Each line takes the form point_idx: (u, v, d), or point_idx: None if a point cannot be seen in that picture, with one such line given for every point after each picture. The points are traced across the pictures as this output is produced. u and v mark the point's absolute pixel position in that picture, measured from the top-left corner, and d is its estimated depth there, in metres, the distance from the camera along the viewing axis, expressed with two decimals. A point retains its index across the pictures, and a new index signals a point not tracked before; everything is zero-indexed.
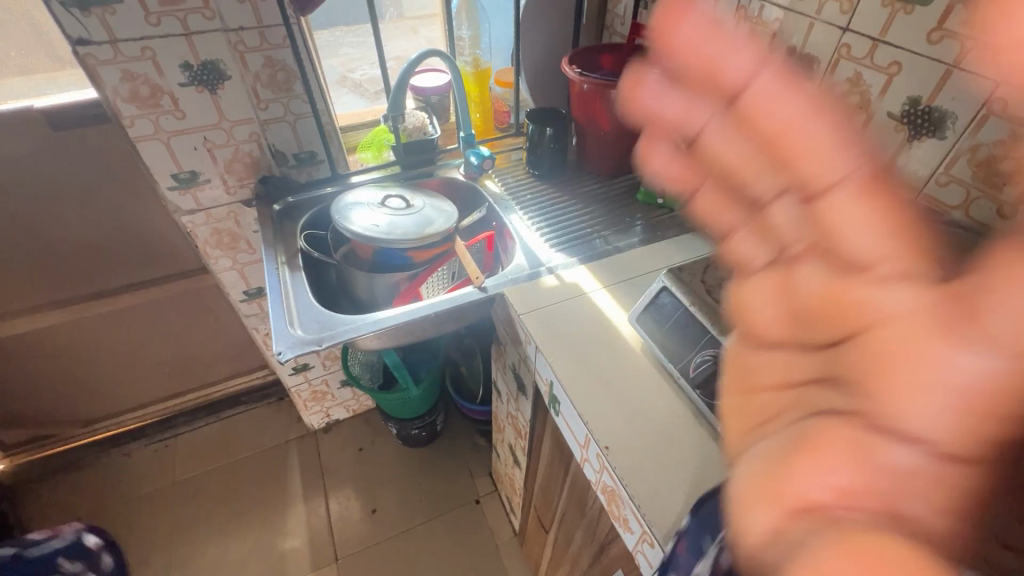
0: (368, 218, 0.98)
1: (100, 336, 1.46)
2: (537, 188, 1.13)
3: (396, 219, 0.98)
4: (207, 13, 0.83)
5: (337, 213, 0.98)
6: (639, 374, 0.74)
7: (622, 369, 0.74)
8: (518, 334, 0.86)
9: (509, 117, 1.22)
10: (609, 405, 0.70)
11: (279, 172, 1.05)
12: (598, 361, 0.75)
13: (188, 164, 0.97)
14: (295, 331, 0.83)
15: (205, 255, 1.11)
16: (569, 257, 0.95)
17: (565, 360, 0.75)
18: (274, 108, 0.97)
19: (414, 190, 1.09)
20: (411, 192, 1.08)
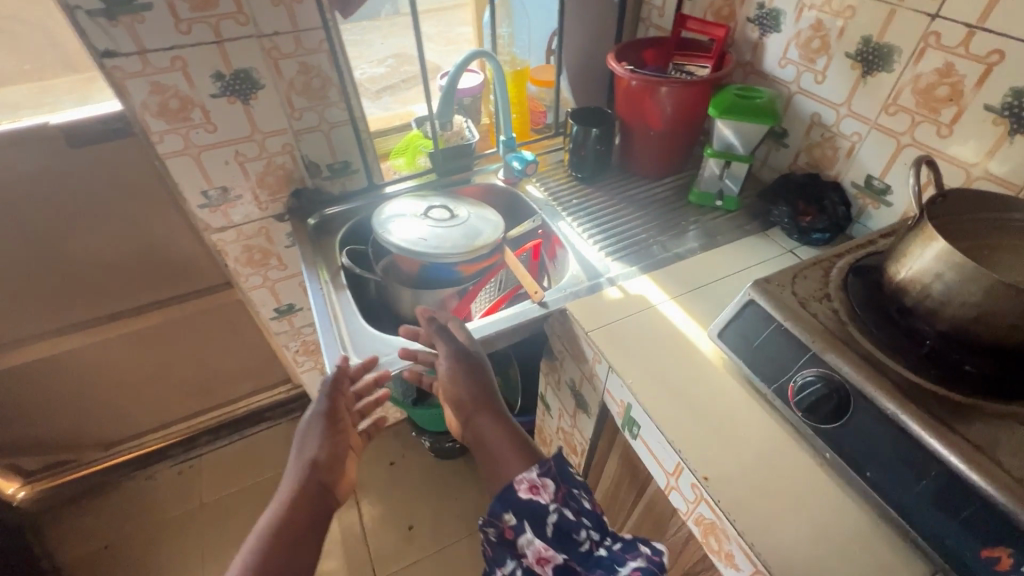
0: (411, 231, 0.92)
1: (121, 358, 1.40)
2: (582, 192, 1.07)
3: (441, 231, 0.92)
4: (240, 18, 0.77)
5: (379, 226, 0.92)
6: (725, 394, 0.69)
7: (707, 388, 0.69)
8: (584, 351, 0.81)
9: (545, 116, 1.17)
10: (699, 430, 0.65)
11: (312, 185, 1.00)
12: (679, 380, 0.70)
13: (219, 180, 0.91)
14: (349, 359, 0.78)
15: (235, 273, 1.06)
16: (628, 267, 0.90)
17: (643, 381, 0.70)
18: (308, 117, 0.91)
19: (455, 198, 1.03)
20: (452, 201, 1.02)
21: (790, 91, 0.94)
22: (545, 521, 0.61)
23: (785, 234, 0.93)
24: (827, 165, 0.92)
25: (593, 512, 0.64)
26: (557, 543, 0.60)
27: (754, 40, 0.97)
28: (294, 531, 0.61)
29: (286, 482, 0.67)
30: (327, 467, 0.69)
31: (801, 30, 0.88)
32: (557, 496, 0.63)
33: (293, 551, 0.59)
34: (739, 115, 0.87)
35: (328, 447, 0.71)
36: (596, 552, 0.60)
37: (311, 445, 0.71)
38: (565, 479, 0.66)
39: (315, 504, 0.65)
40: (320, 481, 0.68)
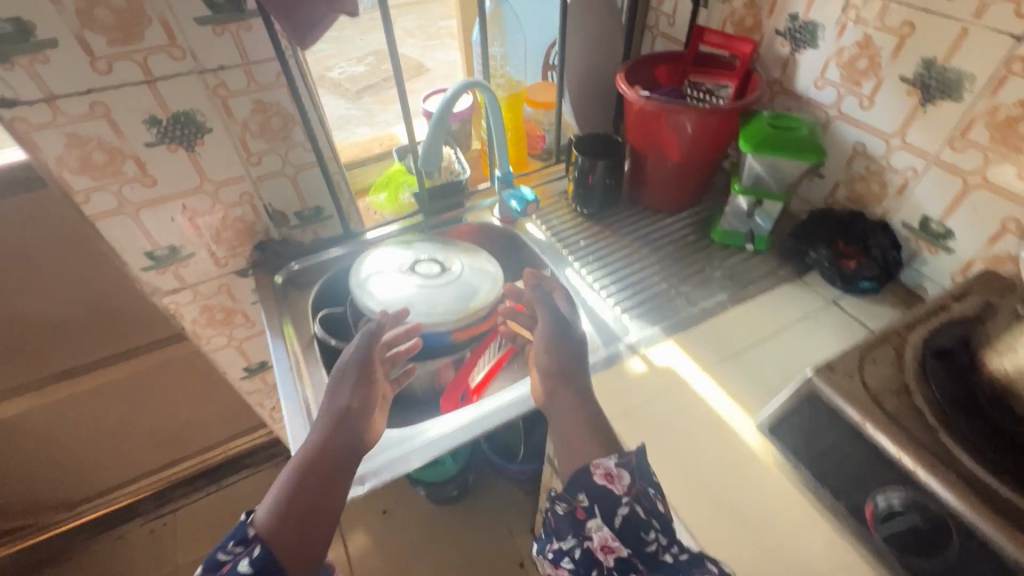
0: (394, 294, 0.79)
1: (76, 419, 1.26)
2: (589, 230, 0.95)
3: (429, 293, 0.79)
4: (174, 51, 0.62)
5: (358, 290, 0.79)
6: (782, 505, 0.57)
7: (759, 497, 0.58)
8: None
9: (543, 140, 1.04)
10: (756, 558, 0.53)
11: (278, 235, 0.86)
12: (725, 487, 0.59)
13: (166, 238, 0.77)
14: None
15: (194, 337, 0.92)
16: (650, 326, 0.77)
17: (682, 489, 0.58)
18: (268, 161, 0.77)
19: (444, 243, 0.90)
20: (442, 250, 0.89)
21: (829, 116, 0.82)
22: (613, 513, 0.51)
23: (825, 281, 0.81)
24: (873, 201, 0.81)
25: (665, 514, 0.52)
26: (623, 542, 0.50)
27: (784, 57, 0.85)
28: (332, 471, 0.57)
29: (318, 431, 0.60)
30: (358, 409, 0.62)
31: (843, 47, 0.76)
32: (630, 491, 0.52)
33: (325, 491, 0.55)
34: (776, 151, 0.74)
35: (361, 395, 0.63)
36: (661, 557, 0.49)
37: (343, 393, 0.64)
38: (646, 469, 0.54)
39: (347, 449, 0.59)
40: (351, 429, 0.61)
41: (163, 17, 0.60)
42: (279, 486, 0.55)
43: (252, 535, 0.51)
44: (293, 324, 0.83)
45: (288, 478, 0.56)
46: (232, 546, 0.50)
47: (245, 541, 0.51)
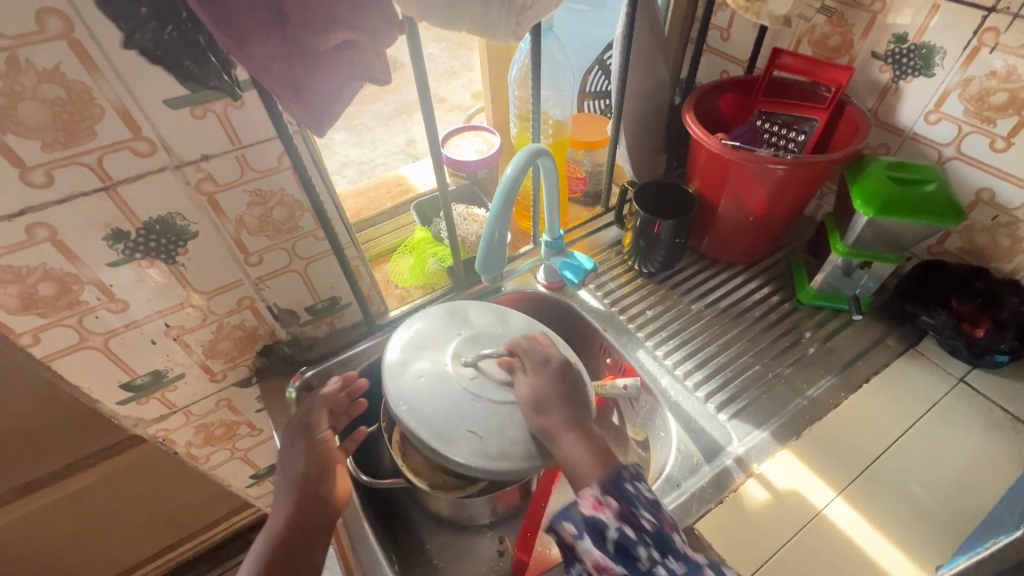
0: (450, 412, 0.54)
1: (44, 531, 1.00)
2: (652, 295, 0.81)
3: (502, 412, 0.55)
4: (140, 146, 0.45)
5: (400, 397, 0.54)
6: None
7: None
8: None
9: (584, 184, 0.90)
10: None
11: (287, 335, 0.70)
12: None
13: (146, 364, 0.60)
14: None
15: (189, 457, 0.76)
16: (754, 427, 0.64)
17: None
18: (272, 258, 0.60)
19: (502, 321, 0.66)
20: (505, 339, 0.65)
21: (943, 156, 0.69)
22: (603, 536, 0.43)
23: (946, 352, 0.70)
24: (998, 256, 0.69)
25: (660, 527, 0.44)
26: (616, 560, 0.42)
27: (883, 84, 0.71)
28: (297, 542, 0.53)
29: (279, 506, 0.56)
30: (318, 472, 0.57)
31: (972, 78, 0.63)
32: (622, 516, 0.44)
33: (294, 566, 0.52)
34: (903, 216, 0.61)
35: (314, 459, 0.58)
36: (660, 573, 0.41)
37: (298, 457, 0.58)
38: (640, 490, 0.46)
39: (315, 518, 0.55)
40: (314, 496, 0.56)
41: (120, 105, 0.42)
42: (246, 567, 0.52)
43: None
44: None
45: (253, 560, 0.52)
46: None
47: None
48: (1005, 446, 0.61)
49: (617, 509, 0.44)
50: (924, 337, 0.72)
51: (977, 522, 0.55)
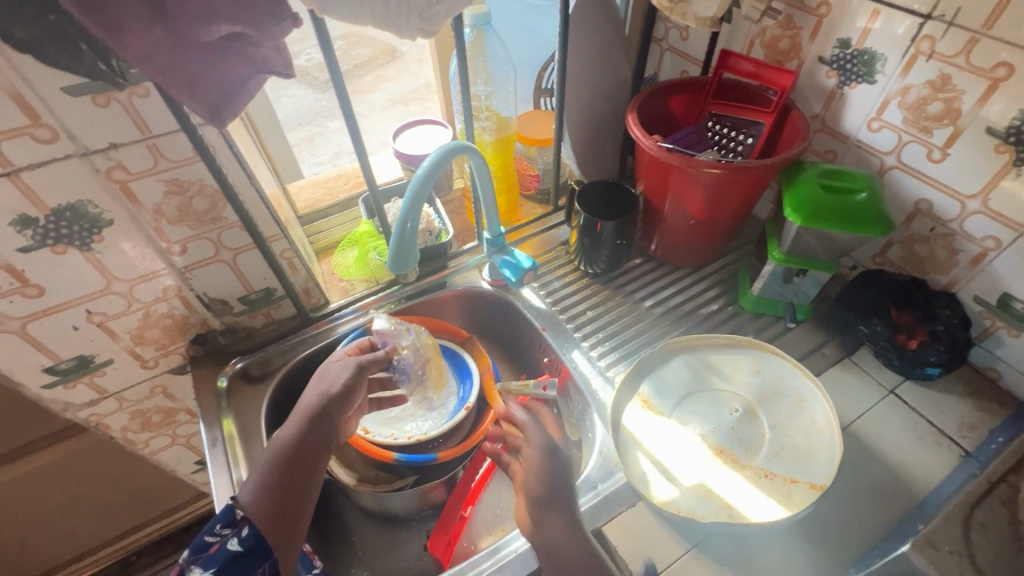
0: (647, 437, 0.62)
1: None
2: (596, 295, 0.80)
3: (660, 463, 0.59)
4: (41, 133, 0.45)
5: (701, 415, 0.63)
6: None
7: None
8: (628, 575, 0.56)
9: (538, 181, 0.89)
10: None
11: (221, 325, 0.70)
12: None
13: (71, 349, 0.61)
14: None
15: (126, 441, 0.77)
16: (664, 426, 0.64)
17: None
18: (197, 247, 0.60)
19: (712, 406, 0.64)
20: (677, 411, 0.64)
21: (886, 164, 0.67)
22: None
23: (880, 363, 0.69)
24: (937, 267, 0.68)
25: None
26: None
27: (828, 89, 0.70)
28: (302, 458, 0.55)
29: (295, 418, 0.57)
30: (339, 399, 0.60)
31: (910, 86, 0.62)
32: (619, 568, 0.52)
33: (305, 472, 0.55)
34: (830, 224, 0.61)
35: (330, 399, 0.59)
36: None
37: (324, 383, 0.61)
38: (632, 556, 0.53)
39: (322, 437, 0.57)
40: (327, 419, 0.58)
41: (15, 92, 0.42)
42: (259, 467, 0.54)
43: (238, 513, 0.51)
44: (235, 421, 0.67)
45: (264, 461, 0.54)
46: (221, 528, 0.50)
47: (232, 521, 0.51)
48: (925, 459, 0.60)
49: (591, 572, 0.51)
50: (860, 347, 0.72)
51: (884, 532, 0.55)
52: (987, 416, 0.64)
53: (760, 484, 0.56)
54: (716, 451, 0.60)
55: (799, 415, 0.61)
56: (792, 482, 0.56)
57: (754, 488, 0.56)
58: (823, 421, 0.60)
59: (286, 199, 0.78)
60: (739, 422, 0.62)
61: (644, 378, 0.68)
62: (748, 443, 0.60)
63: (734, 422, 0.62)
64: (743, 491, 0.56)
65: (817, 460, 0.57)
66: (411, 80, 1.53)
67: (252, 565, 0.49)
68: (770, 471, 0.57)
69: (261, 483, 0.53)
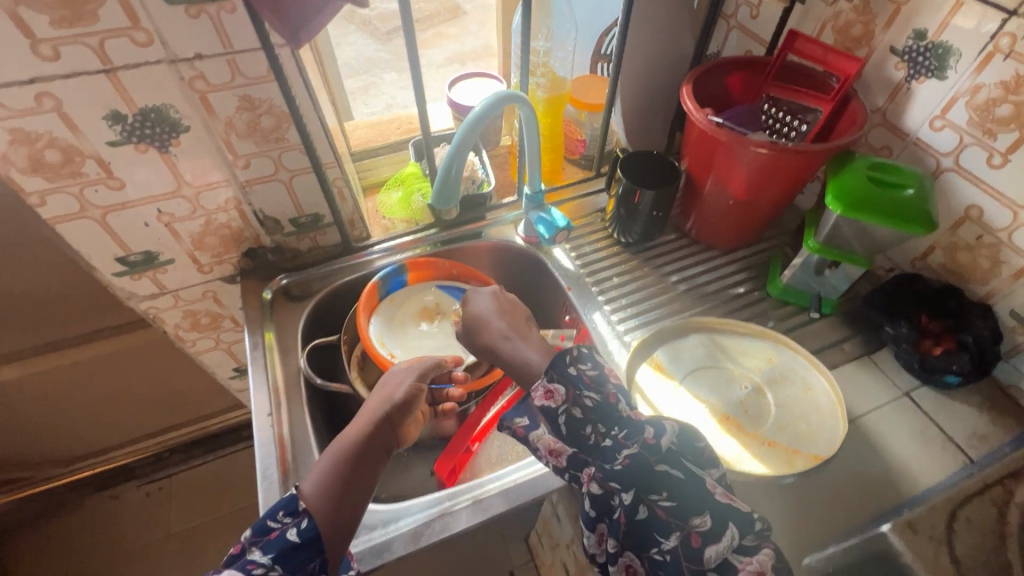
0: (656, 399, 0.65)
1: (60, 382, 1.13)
2: (625, 264, 0.82)
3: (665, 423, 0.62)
4: (138, 36, 0.50)
5: (712, 386, 0.65)
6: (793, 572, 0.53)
7: None
8: None
9: (583, 146, 0.91)
10: None
11: (270, 243, 0.75)
12: None
13: (140, 243, 0.67)
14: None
15: (176, 338, 0.84)
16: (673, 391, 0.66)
17: None
18: (259, 164, 0.65)
19: (722, 379, 0.66)
20: (689, 379, 0.67)
21: (942, 165, 0.66)
22: (553, 416, 0.53)
23: (900, 365, 0.69)
24: (977, 277, 0.66)
25: (603, 401, 0.52)
26: (567, 439, 0.53)
27: (894, 82, 0.68)
28: (368, 460, 0.55)
29: (364, 416, 0.59)
30: (404, 406, 0.61)
31: (981, 86, 0.60)
32: (567, 398, 0.53)
33: (364, 470, 0.55)
34: (872, 215, 0.59)
35: (398, 406, 0.60)
36: (602, 443, 0.50)
37: (391, 390, 0.62)
38: (582, 371, 0.54)
39: (384, 439, 0.58)
40: (391, 424, 0.59)
41: None
42: (323, 461, 0.54)
43: (301, 505, 0.50)
44: (275, 335, 0.72)
45: (331, 454, 0.55)
46: (283, 515, 0.50)
47: (295, 511, 0.50)
48: (929, 460, 0.61)
49: (553, 414, 0.53)
50: (882, 348, 0.72)
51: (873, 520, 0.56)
52: (1001, 430, 0.63)
53: (759, 452, 0.58)
54: (721, 419, 0.61)
55: (807, 396, 0.63)
56: (792, 453, 0.58)
57: (753, 453, 0.58)
58: (832, 403, 0.61)
59: (342, 133, 0.83)
60: (748, 395, 0.64)
61: (659, 347, 0.70)
62: (753, 415, 0.61)
63: (742, 394, 0.64)
64: (741, 454, 0.58)
65: (819, 439, 0.59)
66: (475, 38, 1.54)
67: (302, 560, 0.47)
68: (772, 441, 0.59)
69: (327, 475, 0.53)
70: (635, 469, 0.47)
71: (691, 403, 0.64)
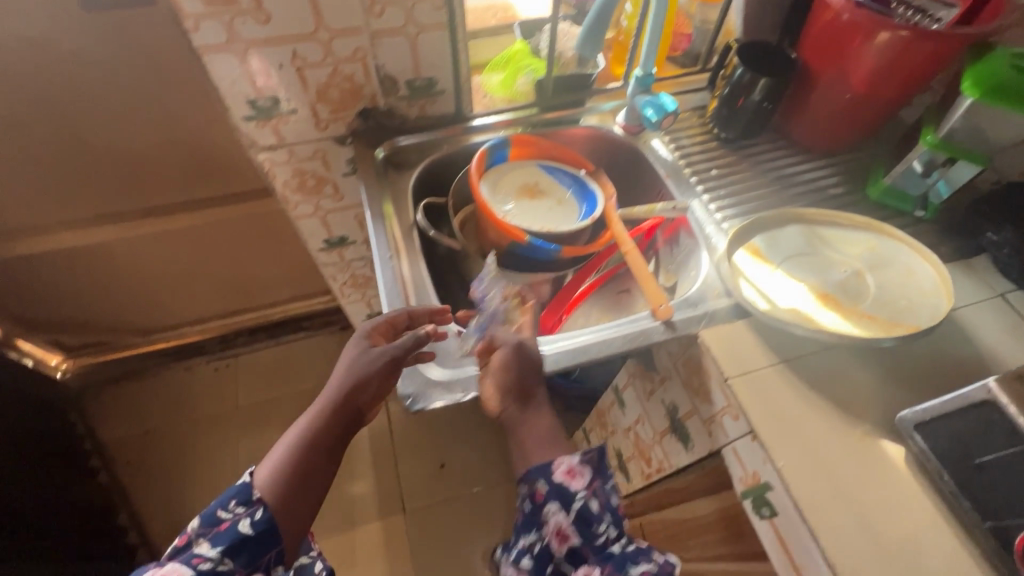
0: (756, 277, 0.67)
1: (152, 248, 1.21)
2: (722, 158, 0.82)
3: (767, 295, 0.64)
4: None
5: (812, 268, 0.68)
6: (884, 428, 0.57)
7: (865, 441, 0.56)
8: (705, 380, 0.64)
9: (687, 43, 0.91)
10: (850, 530, 0.50)
11: (384, 105, 0.78)
12: (826, 427, 0.56)
13: (271, 87, 0.70)
14: (430, 371, 0.61)
15: (282, 198, 0.88)
16: (771, 270, 0.68)
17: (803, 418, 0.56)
18: (391, 14, 0.67)
19: (821, 264, 0.68)
20: (788, 262, 0.69)
21: None
22: (569, 498, 0.59)
23: (997, 269, 0.70)
24: None
25: (615, 513, 0.61)
26: (575, 524, 0.58)
27: None
28: (325, 452, 0.58)
29: (329, 394, 0.59)
30: (370, 392, 0.59)
31: None
32: (590, 484, 0.60)
33: (322, 460, 0.58)
34: (1008, 102, 0.60)
35: (360, 392, 0.59)
36: (608, 546, 0.59)
37: (359, 369, 0.59)
38: (606, 490, 0.61)
39: (344, 424, 0.59)
40: (352, 413, 0.59)
41: None
42: (281, 451, 0.58)
43: (254, 494, 0.56)
44: (393, 205, 0.75)
45: (290, 443, 0.58)
46: (236, 505, 0.55)
47: (247, 501, 0.56)
48: (1019, 352, 0.63)
49: (567, 496, 0.59)
50: (979, 254, 0.72)
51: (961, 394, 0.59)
52: None
53: (860, 322, 0.61)
54: (821, 295, 0.64)
55: (907, 281, 0.65)
56: (893, 324, 0.60)
57: (855, 323, 0.61)
58: (933, 287, 0.64)
59: None
60: (848, 278, 0.66)
61: (757, 232, 0.72)
62: (854, 294, 0.64)
63: (842, 277, 0.66)
64: (843, 322, 0.61)
65: (921, 313, 0.61)
66: None
67: (257, 553, 0.54)
68: (873, 314, 0.62)
69: (281, 468, 0.57)
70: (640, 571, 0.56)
71: (792, 282, 0.66)
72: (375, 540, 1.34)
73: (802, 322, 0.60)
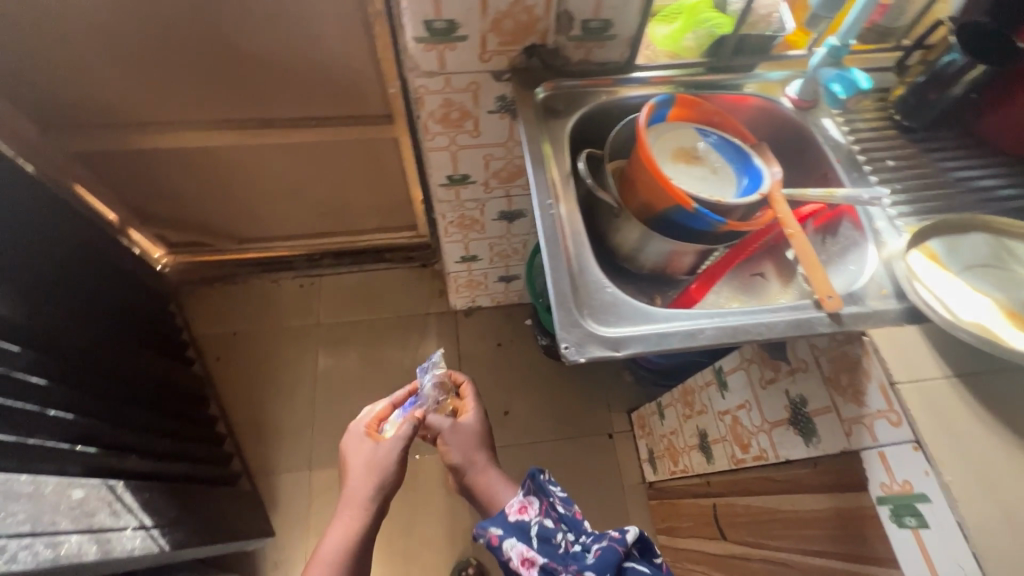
0: (935, 282, 0.63)
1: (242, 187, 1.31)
2: (900, 150, 0.76)
3: (949, 304, 0.61)
4: None
5: (998, 282, 0.63)
6: None
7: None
8: (859, 378, 0.61)
9: (880, 18, 0.79)
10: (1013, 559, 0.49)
11: (553, 43, 0.74)
12: (998, 451, 0.54)
13: (450, 10, 0.67)
14: (590, 324, 0.59)
15: (423, 128, 0.87)
16: (952, 276, 0.64)
17: (975, 437, 0.54)
18: None
19: (1007, 279, 0.64)
20: (970, 272, 0.64)
21: None
22: (526, 531, 0.63)
23: None
24: None
25: (570, 516, 0.65)
26: (539, 545, 0.61)
27: None
28: (362, 549, 0.72)
29: (358, 487, 0.75)
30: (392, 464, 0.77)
31: None
32: (540, 509, 0.65)
33: (361, 558, 0.72)
34: None
35: (383, 485, 0.76)
36: (572, 550, 0.61)
37: (375, 478, 0.76)
38: (551, 497, 0.67)
39: (375, 501, 0.75)
40: (376, 501, 0.75)
41: None
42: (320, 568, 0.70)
43: None
44: (551, 148, 0.73)
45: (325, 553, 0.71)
46: None
47: None
48: None
49: (523, 521, 0.63)
50: None
51: None
52: None
53: None
54: (1008, 314, 0.60)
55: None
56: None
57: None
58: None
59: None
60: None
61: (937, 235, 0.67)
62: None
63: None
64: None
65: None
66: None
67: None
68: None
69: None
70: (608, 555, 0.58)
71: (975, 294, 0.62)
72: (436, 470, 1.41)
73: (990, 340, 0.57)
